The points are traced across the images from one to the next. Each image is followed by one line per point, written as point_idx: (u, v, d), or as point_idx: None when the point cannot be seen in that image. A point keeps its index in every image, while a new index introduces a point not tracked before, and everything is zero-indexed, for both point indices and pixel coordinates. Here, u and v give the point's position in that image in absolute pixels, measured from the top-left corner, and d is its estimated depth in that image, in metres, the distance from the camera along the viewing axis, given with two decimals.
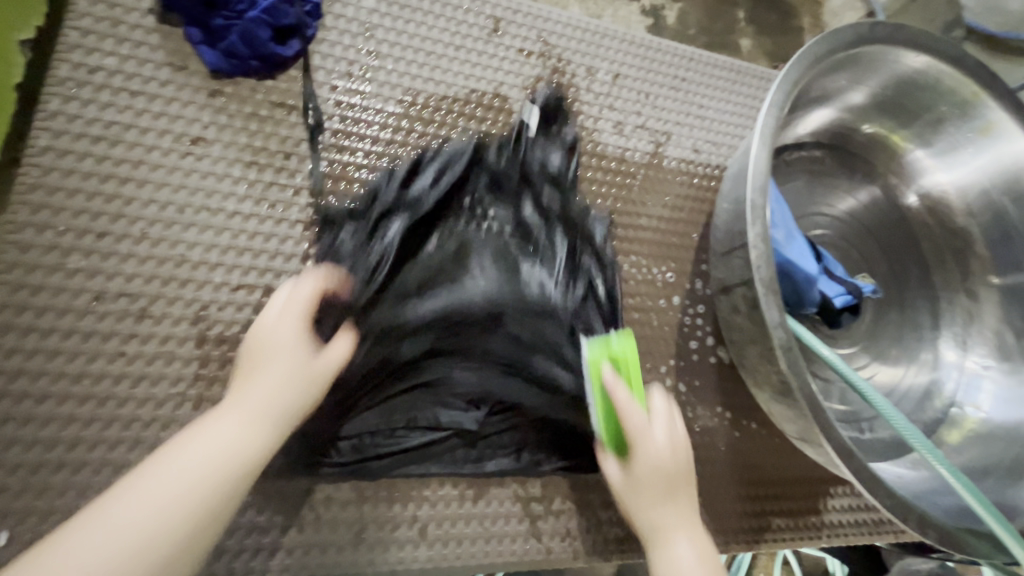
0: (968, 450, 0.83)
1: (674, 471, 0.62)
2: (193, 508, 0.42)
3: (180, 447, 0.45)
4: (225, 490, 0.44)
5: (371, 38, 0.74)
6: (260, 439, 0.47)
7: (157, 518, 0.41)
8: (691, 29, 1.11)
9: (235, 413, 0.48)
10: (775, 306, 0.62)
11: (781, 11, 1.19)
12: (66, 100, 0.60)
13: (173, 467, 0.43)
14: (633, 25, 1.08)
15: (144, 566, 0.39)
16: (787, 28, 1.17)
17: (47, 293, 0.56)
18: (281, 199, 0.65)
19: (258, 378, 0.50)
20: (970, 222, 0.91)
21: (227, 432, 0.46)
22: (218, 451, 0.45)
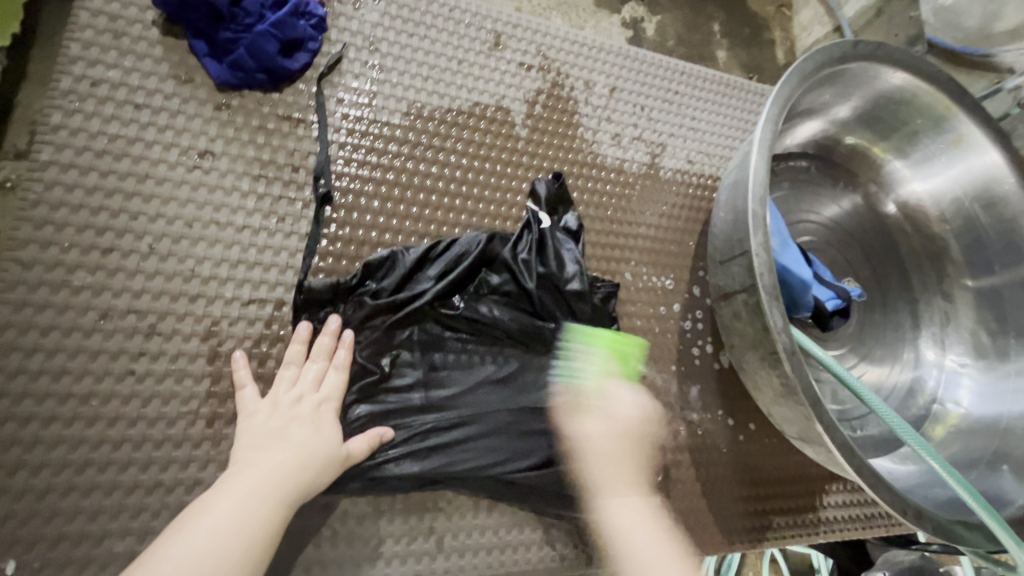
0: (951, 444, 0.88)
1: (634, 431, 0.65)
2: (262, 493, 0.50)
3: (260, 471, 0.52)
4: (285, 499, 0.51)
5: (376, 51, 0.74)
6: (321, 475, 0.54)
7: (234, 505, 0.49)
8: (674, 42, 1.15)
9: (303, 444, 0.55)
10: (779, 313, 0.64)
11: (757, 26, 1.24)
12: (67, 113, 0.59)
13: (255, 487, 0.50)
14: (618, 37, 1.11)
15: (233, 537, 0.47)
16: (761, 42, 1.23)
17: (51, 312, 0.54)
18: (290, 212, 0.65)
19: (318, 416, 0.57)
20: (944, 228, 0.96)
21: (298, 459, 0.54)
22: (290, 479, 0.52)
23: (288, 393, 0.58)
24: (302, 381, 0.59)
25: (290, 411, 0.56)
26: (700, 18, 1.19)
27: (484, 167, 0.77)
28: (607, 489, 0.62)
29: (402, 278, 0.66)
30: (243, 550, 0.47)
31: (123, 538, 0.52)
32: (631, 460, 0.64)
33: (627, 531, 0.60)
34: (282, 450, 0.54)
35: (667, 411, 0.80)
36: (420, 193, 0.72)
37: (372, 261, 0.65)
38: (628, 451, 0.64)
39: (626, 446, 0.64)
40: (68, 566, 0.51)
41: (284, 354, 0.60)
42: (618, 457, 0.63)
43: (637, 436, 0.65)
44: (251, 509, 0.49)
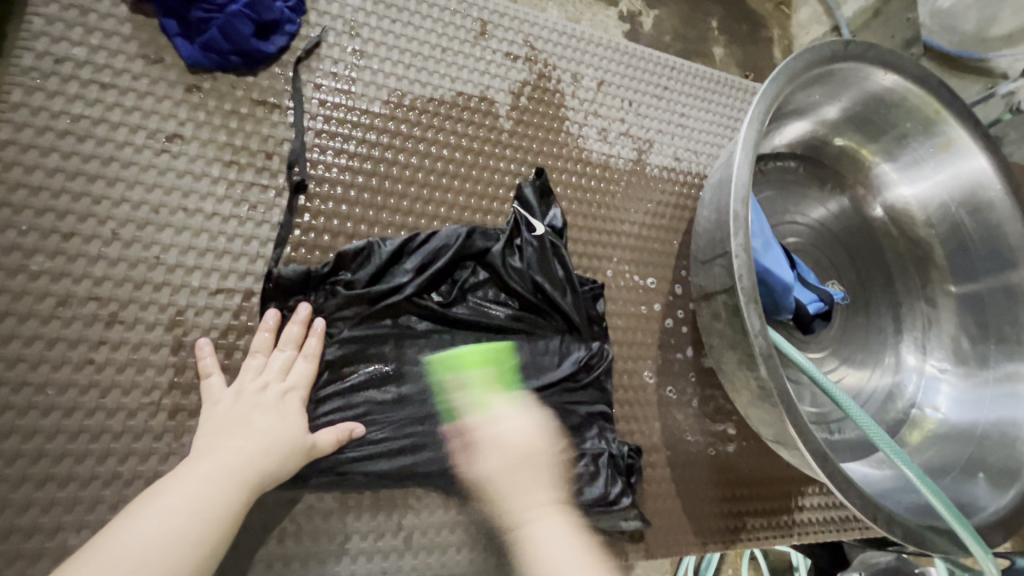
0: (926, 448, 0.88)
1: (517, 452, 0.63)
2: (220, 479, 0.50)
3: (221, 457, 0.51)
4: (245, 487, 0.50)
5: (357, 37, 0.72)
6: (283, 463, 0.53)
7: (192, 491, 0.48)
8: (668, 36, 1.14)
9: (266, 431, 0.54)
10: (757, 316, 0.63)
11: (755, 22, 1.22)
12: (30, 92, 0.57)
13: (214, 473, 0.50)
14: (612, 29, 1.09)
15: (187, 519, 0.46)
16: (757, 39, 1.21)
17: (7, 297, 0.53)
18: (261, 201, 0.63)
19: (284, 404, 0.56)
20: (930, 232, 0.96)
21: (260, 446, 0.53)
22: (250, 466, 0.51)
23: (254, 381, 0.57)
24: (269, 369, 0.58)
25: (254, 397, 0.55)
26: (695, 13, 1.17)
27: (466, 159, 0.76)
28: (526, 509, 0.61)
29: (379, 271, 0.65)
30: (198, 534, 0.46)
31: (78, 531, 0.51)
32: (540, 479, 0.63)
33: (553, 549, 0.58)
34: (242, 438, 0.53)
35: (645, 411, 0.79)
36: (399, 184, 0.71)
37: (347, 250, 0.64)
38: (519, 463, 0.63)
39: (522, 471, 0.63)
40: (19, 559, 0.49)
41: (251, 342, 0.59)
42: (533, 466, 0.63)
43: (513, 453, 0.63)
44: (207, 494, 0.48)
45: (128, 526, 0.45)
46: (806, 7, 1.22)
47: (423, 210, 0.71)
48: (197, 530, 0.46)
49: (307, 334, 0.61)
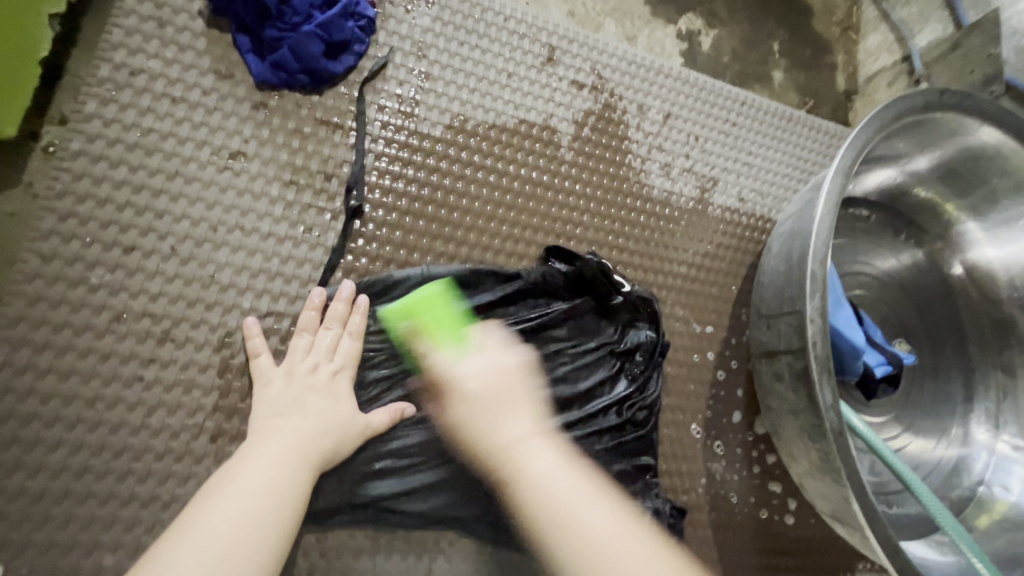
0: (996, 534, 0.81)
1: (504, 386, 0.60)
2: (286, 458, 0.50)
3: (284, 438, 0.51)
4: (313, 467, 0.51)
5: (423, 58, 0.71)
6: (342, 444, 0.54)
7: (266, 475, 0.48)
8: (728, 57, 1.09)
9: (321, 413, 0.54)
10: (828, 388, 0.58)
11: (820, 48, 1.16)
12: (104, 103, 0.57)
13: (282, 454, 0.50)
14: (672, 50, 1.05)
15: (263, 503, 0.46)
16: (821, 64, 1.14)
17: (65, 309, 0.53)
18: (317, 223, 0.62)
19: (335, 385, 0.56)
20: (1012, 295, 0.88)
21: (319, 428, 0.53)
22: (312, 446, 0.51)
23: (304, 361, 0.56)
24: (317, 349, 0.57)
25: (306, 378, 0.55)
26: (758, 36, 1.11)
27: (523, 189, 0.73)
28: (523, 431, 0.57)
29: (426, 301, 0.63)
30: (275, 513, 0.46)
31: (114, 551, 0.51)
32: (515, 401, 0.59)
33: (547, 479, 0.53)
34: (306, 420, 0.53)
35: (690, 465, 0.75)
36: (454, 213, 0.69)
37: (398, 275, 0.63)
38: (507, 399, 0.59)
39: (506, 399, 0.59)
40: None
41: (298, 321, 0.58)
42: (514, 403, 0.59)
43: (511, 386, 0.60)
44: (279, 475, 0.48)
45: (211, 506, 0.45)
46: (875, 34, 1.15)
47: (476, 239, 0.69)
48: (272, 514, 0.46)
49: (349, 316, 0.59)
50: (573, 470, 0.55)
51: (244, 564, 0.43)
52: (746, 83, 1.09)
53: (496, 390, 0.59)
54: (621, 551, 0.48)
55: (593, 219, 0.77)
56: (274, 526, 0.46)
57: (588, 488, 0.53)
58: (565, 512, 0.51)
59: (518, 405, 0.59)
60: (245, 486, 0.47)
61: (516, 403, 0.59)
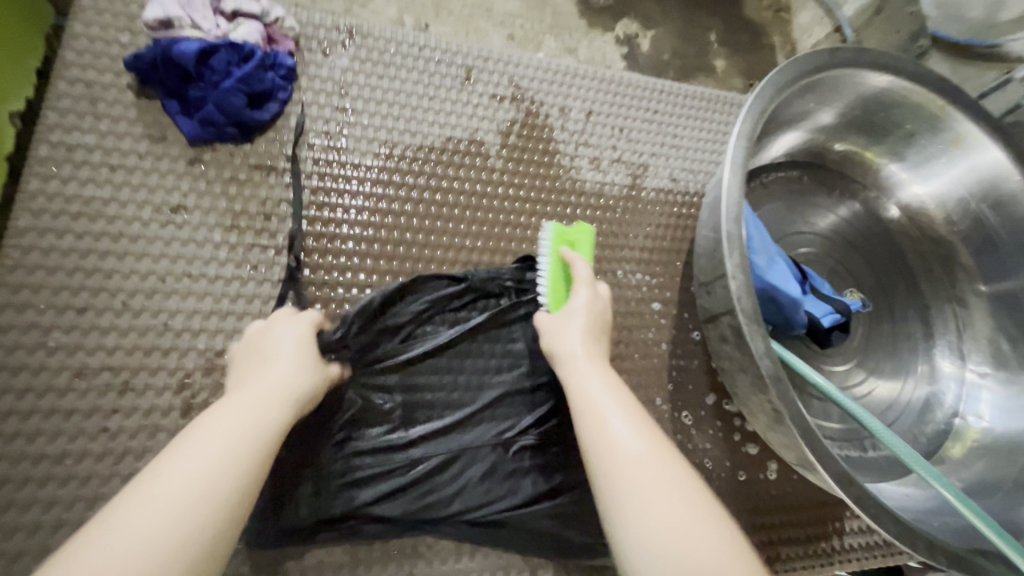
0: (973, 462, 0.83)
1: (602, 312, 0.65)
2: (237, 434, 0.45)
3: (233, 411, 0.47)
4: (271, 439, 0.47)
5: (347, 95, 0.76)
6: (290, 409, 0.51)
7: (212, 447, 0.44)
8: (668, 54, 1.15)
9: (279, 381, 0.51)
10: (759, 338, 0.61)
11: (755, 32, 1.22)
12: (45, 179, 0.61)
13: (230, 429, 0.45)
14: (613, 54, 1.12)
15: (214, 484, 0.41)
16: (757, 47, 1.21)
17: (27, 374, 0.56)
18: (262, 261, 0.66)
19: (298, 351, 0.55)
20: (951, 231, 0.93)
21: (274, 397, 0.49)
22: (263, 416, 0.47)
23: (267, 334, 0.57)
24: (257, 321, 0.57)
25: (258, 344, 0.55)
26: (691, 29, 1.18)
27: (459, 201, 0.77)
28: (573, 362, 0.60)
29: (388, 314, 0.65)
30: (224, 486, 0.42)
31: None
32: (597, 336, 0.63)
33: (594, 403, 0.56)
34: (259, 394, 0.49)
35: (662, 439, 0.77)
36: (394, 232, 0.72)
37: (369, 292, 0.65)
38: (597, 325, 0.63)
39: (594, 322, 0.63)
40: None
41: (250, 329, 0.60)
42: (594, 330, 0.63)
43: (602, 320, 0.64)
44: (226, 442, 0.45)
45: (144, 491, 0.40)
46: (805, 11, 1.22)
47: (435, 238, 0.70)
48: (221, 486, 0.42)
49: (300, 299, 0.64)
50: (621, 393, 0.57)
51: (174, 544, 0.38)
52: (689, 75, 1.15)
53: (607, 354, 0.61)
54: (648, 473, 0.50)
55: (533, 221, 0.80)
56: (223, 503, 0.41)
57: (657, 449, 0.52)
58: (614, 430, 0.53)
59: (593, 331, 0.63)
60: (187, 464, 0.42)
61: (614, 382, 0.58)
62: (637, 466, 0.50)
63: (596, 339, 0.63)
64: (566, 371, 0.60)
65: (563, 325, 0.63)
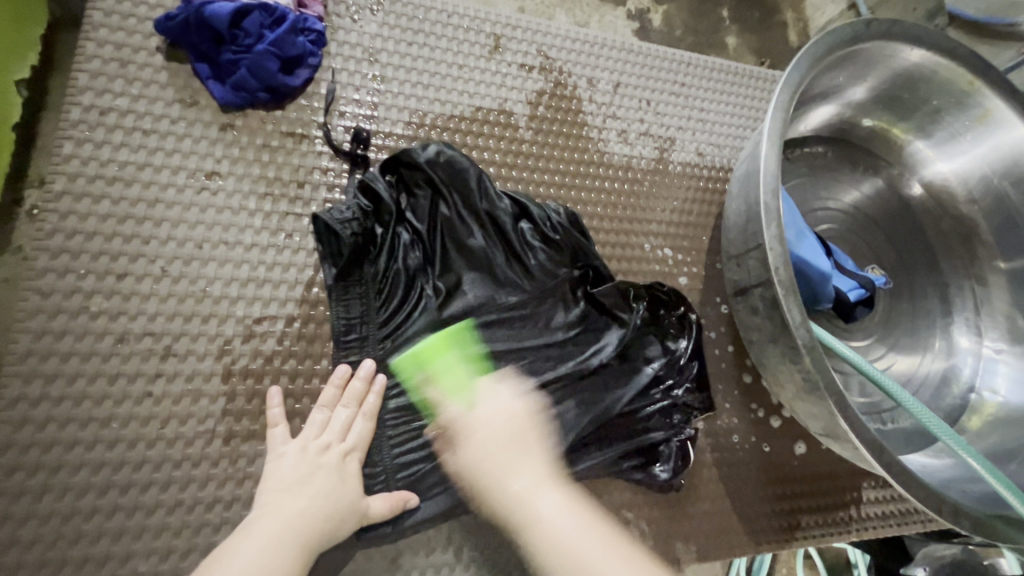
0: (988, 435, 0.85)
1: (518, 428, 0.61)
2: None
3: None
4: None
5: (376, 62, 0.74)
6: (347, 514, 0.56)
7: None
8: (681, 32, 1.13)
9: None
10: (796, 307, 0.62)
11: (768, 10, 1.20)
12: (80, 143, 0.61)
13: None
14: (623, 30, 1.10)
15: None
16: (770, 25, 1.19)
17: (71, 338, 0.56)
18: (296, 229, 0.65)
19: None
20: (973, 208, 0.94)
21: None
22: None
23: None
24: (331, 428, 0.59)
25: (294, 464, 0.56)
26: (704, 6, 1.16)
27: (490, 172, 0.77)
28: (530, 490, 0.57)
29: (395, 269, 0.66)
30: None
31: (148, 557, 0.54)
32: (523, 454, 0.59)
33: (556, 532, 0.54)
34: None
35: None
36: None
37: (367, 205, 0.67)
38: (517, 434, 0.60)
39: (513, 438, 0.60)
40: None
41: (319, 397, 0.61)
42: (525, 440, 0.60)
43: (523, 429, 0.61)
44: (328, 505, 0.55)
45: None
46: None
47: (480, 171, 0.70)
48: None
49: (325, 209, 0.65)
50: (580, 512, 0.56)
51: None
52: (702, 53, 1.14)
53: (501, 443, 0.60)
54: (594, 559, 0.52)
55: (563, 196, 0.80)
56: None
57: (609, 551, 0.53)
58: (544, 527, 0.55)
59: (528, 445, 0.60)
60: None
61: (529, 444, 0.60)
62: (598, 570, 0.52)
63: (535, 442, 0.61)
64: (529, 515, 0.56)
65: (479, 420, 0.61)
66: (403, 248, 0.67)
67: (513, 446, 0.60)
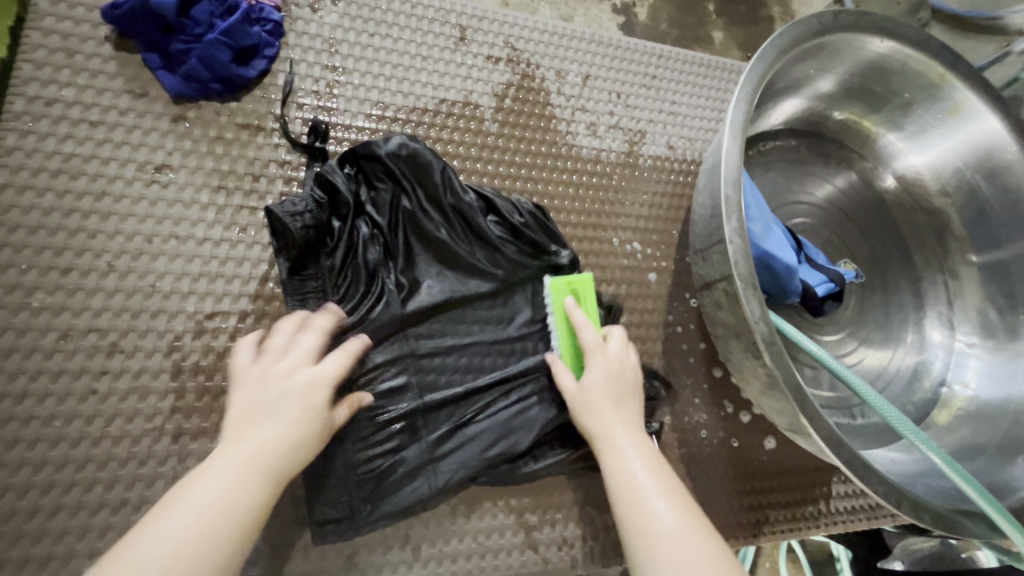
0: (957, 429, 0.85)
1: (624, 380, 0.62)
2: None
3: None
4: None
5: (336, 53, 0.73)
6: (314, 443, 0.51)
7: None
8: (664, 25, 1.12)
9: None
10: (755, 301, 0.61)
11: (751, 3, 1.19)
12: (23, 135, 0.59)
13: None
14: (607, 24, 1.08)
15: None
16: (754, 19, 1.18)
17: (12, 334, 0.55)
18: (251, 223, 0.64)
19: None
20: (946, 202, 0.93)
21: None
22: None
23: None
24: (295, 355, 0.55)
25: (258, 390, 0.51)
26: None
27: (454, 165, 0.76)
28: (605, 430, 0.59)
29: (354, 265, 0.65)
30: None
31: (90, 557, 0.53)
32: (625, 406, 0.61)
33: (631, 477, 0.55)
34: None
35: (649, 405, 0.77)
36: None
37: (322, 197, 0.64)
38: (617, 391, 0.61)
39: (616, 392, 0.61)
40: None
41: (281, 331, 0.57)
42: (625, 398, 0.61)
43: (628, 385, 0.62)
44: (296, 435, 0.50)
45: None
46: None
47: (444, 164, 0.68)
48: None
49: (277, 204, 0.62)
50: (659, 461, 0.57)
51: None
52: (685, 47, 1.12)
53: (613, 390, 0.61)
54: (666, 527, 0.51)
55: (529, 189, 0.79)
56: None
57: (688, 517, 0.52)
58: (631, 493, 0.54)
59: (619, 401, 0.61)
60: None
61: (627, 400, 0.61)
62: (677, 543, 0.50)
63: (626, 407, 0.61)
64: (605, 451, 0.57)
65: (589, 379, 0.61)
66: (362, 243, 0.65)
67: (617, 403, 0.61)
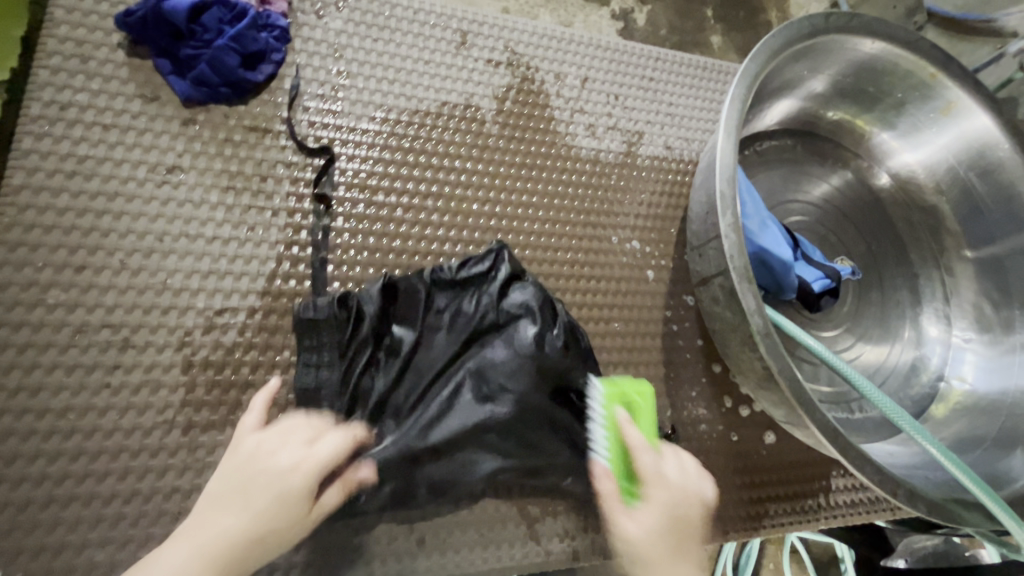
0: (954, 422, 0.86)
1: (684, 514, 0.58)
2: None
3: None
4: None
5: (341, 58, 0.75)
6: (284, 533, 0.50)
7: None
8: (663, 30, 1.14)
9: None
10: (751, 295, 0.63)
11: (749, 8, 1.21)
12: (39, 138, 0.61)
13: None
14: (606, 29, 1.11)
15: None
16: (752, 24, 1.21)
17: (28, 330, 0.57)
18: (258, 222, 0.66)
19: None
20: (940, 199, 0.95)
21: None
22: None
23: None
24: (292, 433, 0.54)
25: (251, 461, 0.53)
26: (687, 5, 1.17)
27: (457, 166, 0.78)
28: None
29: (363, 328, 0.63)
30: None
31: (103, 546, 0.54)
32: (684, 545, 0.56)
33: None
34: None
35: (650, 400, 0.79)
36: (391, 195, 0.72)
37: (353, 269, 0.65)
38: (676, 533, 0.56)
39: (673, 529, 0.57)
40: None
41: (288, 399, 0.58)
42: (688, 538, 0.57)
43: (687, 518, 0.58)
44: (264, 525, 0.49)
45: None
46: None
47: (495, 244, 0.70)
48: None
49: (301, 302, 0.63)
50: None
51: None
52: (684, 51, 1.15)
53: (671, 530, 0.57)
54: None
55: (529, 189, 0.81)
56: None
57: None
58: None
59: (681, 543, 0.56)
60: None
61: (687, 538, 0.57)
62: None
63: (690, 544, 0.56)
64: None
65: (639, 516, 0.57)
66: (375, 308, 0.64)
67: (677, 542, 0.56)
